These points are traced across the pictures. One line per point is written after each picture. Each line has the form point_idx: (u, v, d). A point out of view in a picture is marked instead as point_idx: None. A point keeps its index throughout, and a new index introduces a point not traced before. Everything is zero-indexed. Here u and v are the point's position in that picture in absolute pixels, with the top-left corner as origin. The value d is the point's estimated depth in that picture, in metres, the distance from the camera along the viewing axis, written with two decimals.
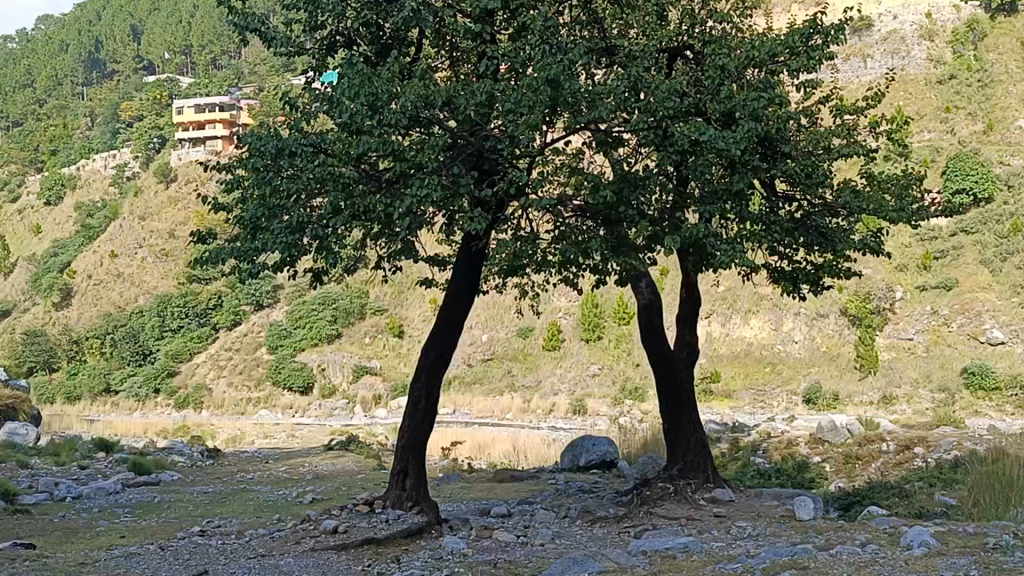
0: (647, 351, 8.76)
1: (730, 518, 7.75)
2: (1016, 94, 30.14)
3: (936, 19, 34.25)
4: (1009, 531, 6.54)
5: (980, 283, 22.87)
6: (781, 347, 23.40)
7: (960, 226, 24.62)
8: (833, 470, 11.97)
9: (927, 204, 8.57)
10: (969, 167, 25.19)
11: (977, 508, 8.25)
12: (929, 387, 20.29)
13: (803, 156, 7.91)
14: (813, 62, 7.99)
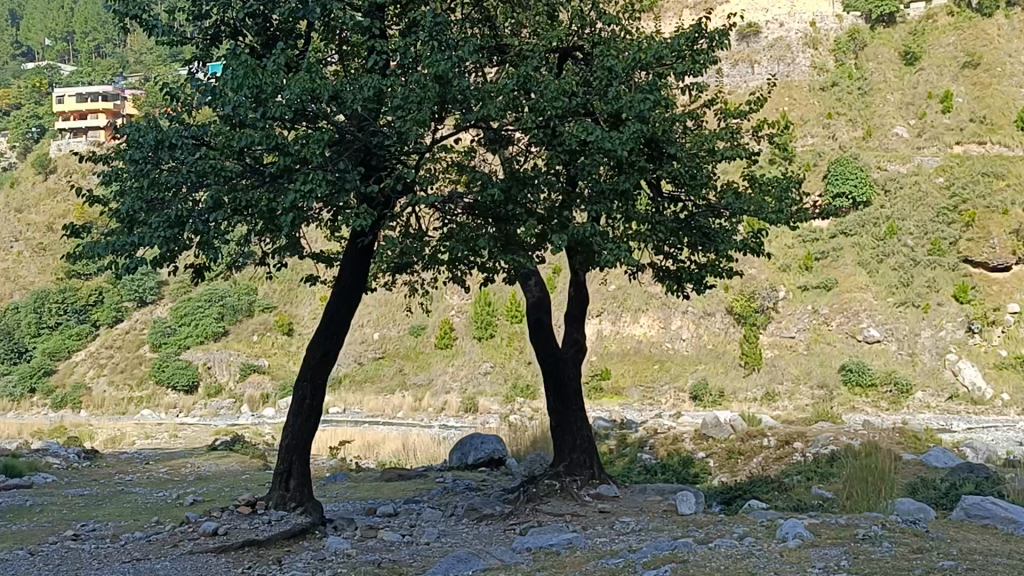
0: (535, 349, 8.82)
1: (614, 514, 7.85)
2: (893, 102, 31.38)
3: (819, 28, 35.48)
4: (879, 522, 6.80)
5: (858, 284, 23.74)
6: (670, 344, 23.79)
7: (840, 228, 25.51)
8: (716, 465, 12.25)
9: (805, 207, 8.82)
10: (849, 172, 26.07)
11: (851, 500, 8.56)
12: (809, 383, 21.03)
13: (688, 157, 8.00)
14: (699, 66, 8.13)
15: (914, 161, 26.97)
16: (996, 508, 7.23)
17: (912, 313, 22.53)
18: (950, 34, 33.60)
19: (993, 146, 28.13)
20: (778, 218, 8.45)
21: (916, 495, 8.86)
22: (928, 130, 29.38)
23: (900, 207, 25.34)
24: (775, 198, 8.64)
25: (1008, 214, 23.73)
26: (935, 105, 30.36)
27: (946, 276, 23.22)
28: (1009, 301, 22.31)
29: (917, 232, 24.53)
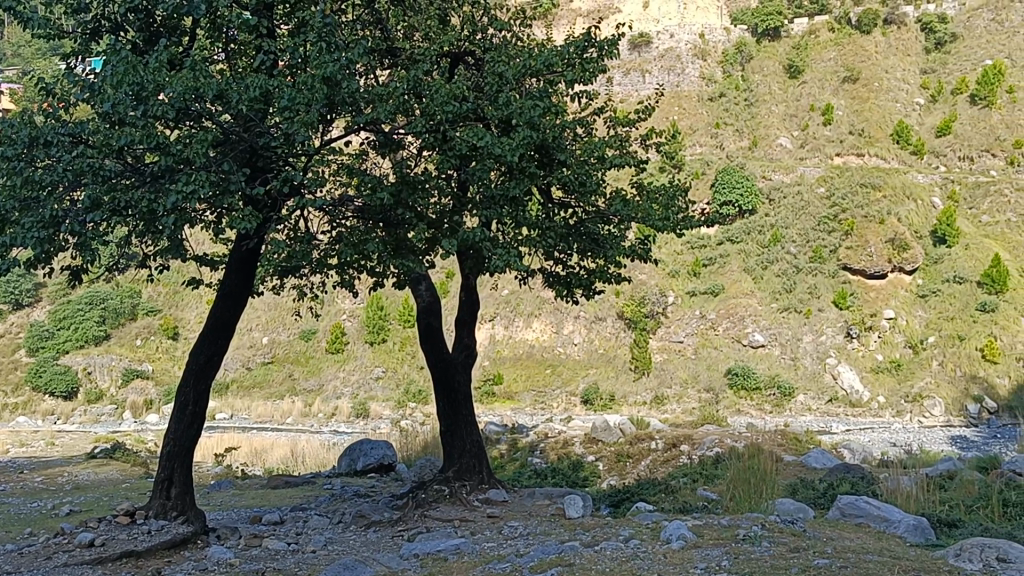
0: (424, 353, 8.78)
1: (503, 518, 7.88)
2: (778, 114, 32.36)
3: (708, 39, 36.37)
4: (759, 522, 6.98)
5: (744, 290, 24.38)
6: (561, 349, 23.96)
7: (726, 236, 26.20)
8: (605, 468, 12.41)
9: (691, 215, 9.01)
10: (735, 181, 26.74)
11: (735, 499, 8.78)
12: (696, 387, 21.50)
13: (578, 164, 8.07)
14: (588, 74, 8.22)
15: (797, 171, 27.83)
16: (868, 506, 7.50)
17: (794, 318, 23.27)
18: (831, 49, 34.89)
19: (870, 158, 29.30)
20: (664, 225, 8.61)
21: (796, 495, 9.13)
22: (810, 141, 30.38)
23: (784, 216, 26.17)
24: (661, 206, 8.79)
25: (884, 223, 24.72)
26: (817, 117, 31.42)
27: (826, 282, 24.05)
28: (885, 307, 23.24)
29: (800, 240, 25.37)
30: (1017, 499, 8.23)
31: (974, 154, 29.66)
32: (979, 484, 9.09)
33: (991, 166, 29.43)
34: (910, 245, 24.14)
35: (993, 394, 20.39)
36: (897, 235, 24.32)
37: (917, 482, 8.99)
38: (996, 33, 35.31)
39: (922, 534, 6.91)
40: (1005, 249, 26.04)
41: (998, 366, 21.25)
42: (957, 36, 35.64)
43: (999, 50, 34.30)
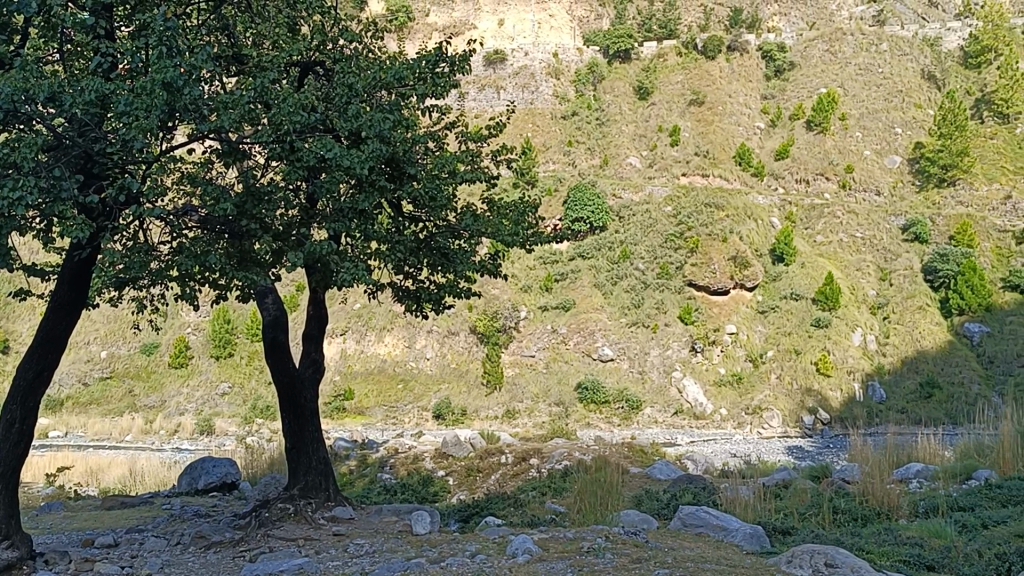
0: (270, 369, 8.56)
1: (349, 536, 7.75)
2: (628, 133, 33.21)
3: (562, 59, 37.19)
4: (602, 534, 7.08)
5: (594, 305, 24.80)
6: (414, 363, 23.79)
7: (578, 251, 26.63)
8: (455, 483, 12.38)
9: (540, 232, 9.13)
10: (587, 198, 27.17)
11: (582, 511, 8.92)
12: (547, 401, 21.75)
13: (429, 178, 8.03)
14: (439, 89, 8.25)
15: (645, 190, 28.60)
16: (708, 516, 7.72)
17: (642, 332, 23.87)
18: (678, 73, 36.15)
19: (714, 179, 30.34)
20: (514, 240, 8.72)
21: (640, 506, 9.31)
22: (658, 161, 31.26)
23: (632, 232, 26.81)
24: (512, 221, 8.86)
25: (726, 241, 25.65)
26: (665, 138, 32.37)
27: (672, 298, 24.77)
28: (727, 322, 24.12)
29: (648, 257, 26.02)
30: (846, 505, 8.62)
31: (810, 177, 31.24)
32: (811, 492, 9.49)
33: (825, 189, 31.08)
34: (750, 262, 25.15)
35: (827, 406, 21.78)
36: (738, 253, 25.29)
37: (755, 492, 9.32)
38: (829, 64, 37.36)
39: (758, 542, 7.15)
40: (837, 268, 27.50)
41: (831, 379, 22.65)
42: (795, 64, 37.41)
43: (832, 79, 36.33)
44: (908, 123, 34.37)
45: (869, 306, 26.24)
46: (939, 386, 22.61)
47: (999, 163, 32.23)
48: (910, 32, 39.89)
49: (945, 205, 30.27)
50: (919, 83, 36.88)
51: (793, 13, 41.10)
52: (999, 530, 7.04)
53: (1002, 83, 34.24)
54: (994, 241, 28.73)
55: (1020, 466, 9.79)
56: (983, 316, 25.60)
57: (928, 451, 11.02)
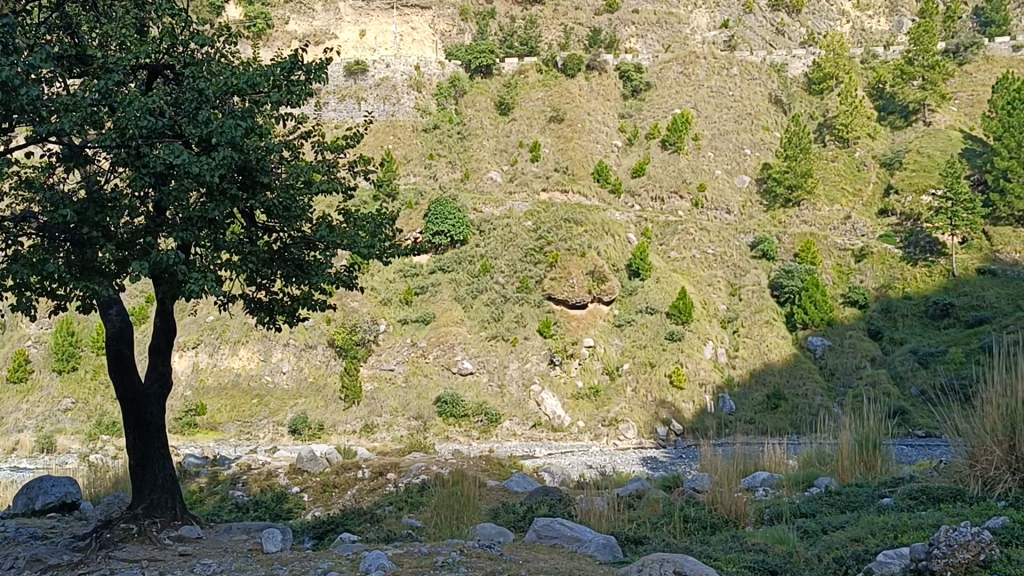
0: (113, 384, 8.21)
1: (195, 557, 7.48)
2: (488, 148, 33.40)
3: (424, 72, 37.02)
4: (457, 548, 7.05)
5: (454, 318, 24.76)
6: (269, 378, 23.16)
7: (438, 265, 26.53)
8: (310, 499, 12.10)
9: (398, 243, 9.04)
10: (447, 212, 27.10)
11: (437, 524, 8.85)
12: (405, 415, 21.60)
13: (283, 187, 7.84)
14: (294, 97, 8.10)
15: (505, 205, 28.83)
16: (562, 528, 7.78)
17: (501, 346, 23.95)
18: (538, 90, 36.70)
19: (573, 195, 30.73)
20: (370, 252, 8.61)
21: (496, 519, 9.32)
22: (519, 176, 31.50)
23: (493, 247, 26.90)
24: (368, 233, 8.74)
25: (585, 256, 26.04)
26: (526, 153, 32.70)
27: (532, 312, 24.96)
28: (585, 336, 24.49)
29: (508, 271, 26.14)
30: (696, 514, 8.84)
31: (664, 196, 32.09)
32: (664, 501, 9.71)
33: (679, 207, 32.00)
34: (608, 277, 25.64)
35: (679, 418, 22.47)
36: (596, 268, 25.73)
37: (609, 503, 9.45)
38: (683, 85, 38.61)
39: (610, 552, 7.24)
40: (690, 283, 28.30)
41: (684, 392, 23.33)
42: (651, 85, 38.53)
43: (687, 101, 37.51)
44: (757, 144, 35.85)
45: (719, 320, 27.12)
46: (785, 397, 23.58)
47: (840, 185, 33.97)
48: (758, 58, 41.81)
49: (790, 224, 31.65)
50: (766, 107, 38.53)
51: (648, 36, 42.44)
52: (837, 535, 7.33)
53: (843, 109, 35.86)
54: (835, 259, 30.27)
55: (858, 474, 10.23)
56: (825, 331, 26.92)
57: (774, 460, 11.42)
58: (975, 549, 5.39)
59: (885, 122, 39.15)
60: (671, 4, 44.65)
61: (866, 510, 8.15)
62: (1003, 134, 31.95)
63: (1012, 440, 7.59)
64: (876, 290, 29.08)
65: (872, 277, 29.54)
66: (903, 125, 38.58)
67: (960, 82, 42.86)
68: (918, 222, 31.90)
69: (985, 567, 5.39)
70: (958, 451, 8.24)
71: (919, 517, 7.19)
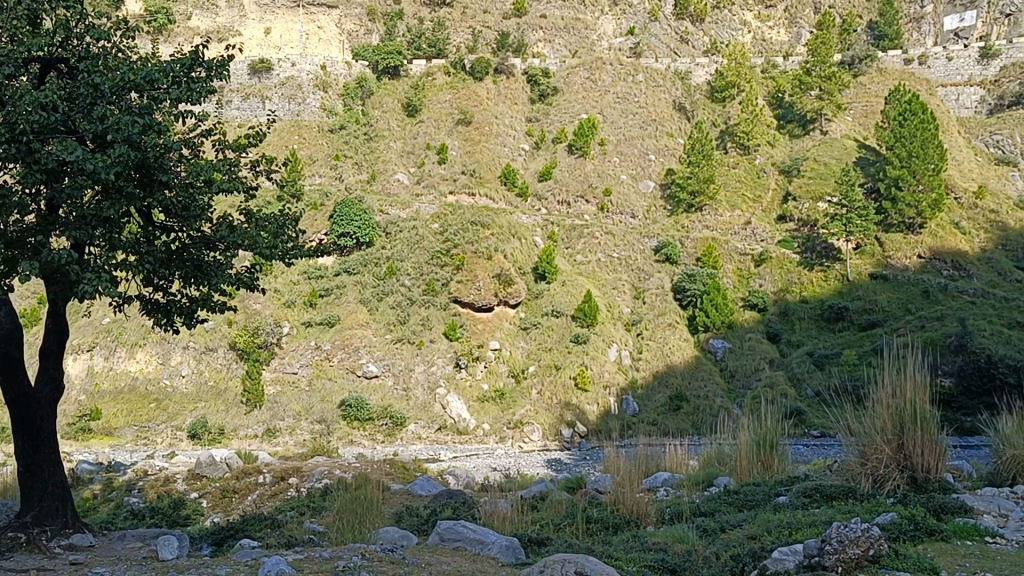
0: (2, 388, 7.91)
1: (87, 565, 7.25)
2: (396, 150, 33.19)
3: (330, 72, 36.61)
4: (359, 552, 6.99)
5: (359, 321, 24.50)
6: (168, 381, 22.54)
7: (343, 267, 26.22)
8: (209, 505, 11.85)
9: (301, 245, 8.91)
10: (353, 213, 26.74)
11: (340, 528, 8.75)
12: (309, 418, 21.33)
13: (182, 186, 7.66)
14: (194, 94, 7.92)
15: (412, 207, 28.73)
16: (466, 531, 7.78)
17: (407, 349, 23.79)
18: (446, 92, 36.80)
19: (480, 198, 30.70)
20: (272, 253, 8.47)
21: (400, 523, 9.25)
22: (426, 178, 31.29)
23: (399, 249, 26.69)
24: (270, 234, 8.59)
25: (491, 259, 26.06)
26: (433, 155, 32.59)
27: (438, 315, 24.87)
28: (491, 339, 24.55)
29: (414, 274, 25.97)
30: (599, 515, 8.93)
31: (571, 200, 32.36)
32: (567, 502, 9.78)
33: (585, 211, 32.30)
34: (514, 280, 25.77)
35: (584, 419, 22.73)
36: (502, 271, 25.81)
37: (513, 504, 9.47)
38: (589, 91, 39.09)
39: (513, 554, 7.26)
40: (596, 286, 28.57)
41: (589, 394, 23.58)
42: (558, 89, 38.94)
43: (593, 106, 37.95)
44: (661, 150, 36.40)
45: (624, 323, 27.46)
46: (688, 399, 24.04)
47: (741, 191, 34.77)
48: (663, 65, 42.59)
49: (693, 228, 32.23)
50: (671, 113, 39.15)
51: (556, 41, 42.92)
52: (735, 533, 7.48)
53: (744, 117, 36.70)
54: (735, 263, 30.98)
55: (756, 474, 10.48)
56: (726, 333, 27.55)
57: (675, 461, 11.61)
58: (864, 545, 5.61)
59: (785, 131, 40.30)
60: (578, 10, 45.18)
61: (763, 509, 8.34)
62: (895, 144, 33.15)
63: (901, 438, 7.89)
64: (775, 294, 29.87)
65: (771, 281, 30.32)
66: (801, 134, 39.76)
67: (855, 93, 44.13)
68: (815, 228, 32.82)
69: (874, 561, 5.64)
70: (851, 450, 8.49)
71: (812, 514, 7.40)
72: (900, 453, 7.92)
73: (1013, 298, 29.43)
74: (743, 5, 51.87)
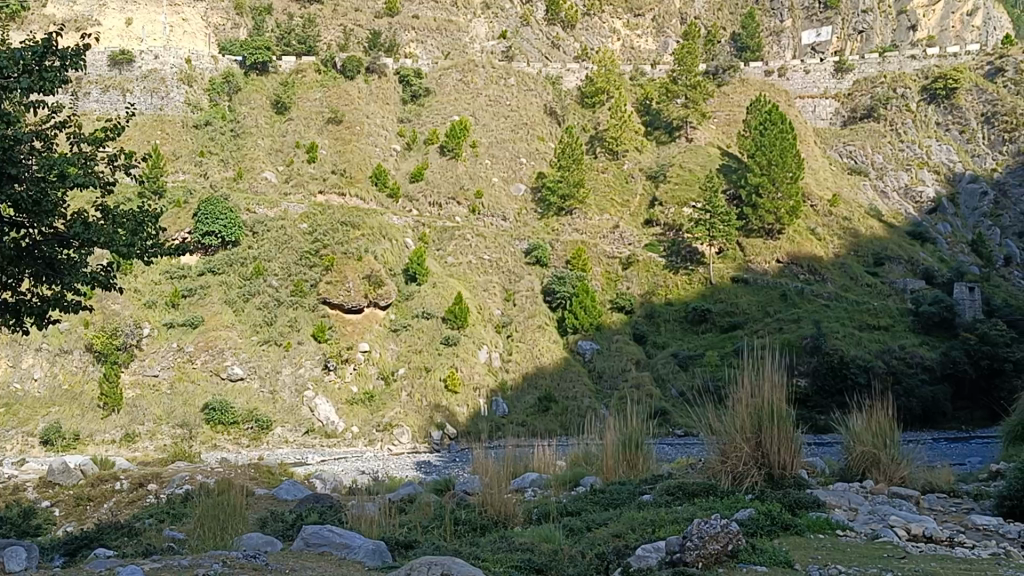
0: None
1: None
2: (263, 148, 32.19)
3: (194, 66, 35.72)
4: (220, 559, 6.79)
5: (223, 322, 23.79)
6: (18, 386, 21.35)
7: (207, 266, 25.43)
8: (62, 515, 11.33)
9: (161, 242, 8.57)
10: (218, 211, 25.98)
11: (201, 533, 8.46)
12: (170, 423, 20.59)
13: (31, 180, 7.28)
14: (45, 84, 7.53)
15: (279, 207, 28.23)
16: (332, 535, 7.64)
17: (274, 351, 23.26)
18: (316, 90, 36.32)
19: (350, 199, 30.40)
20: (130, 251, 8.12)
21: (264, 529, 9.02)
22: (294, 177, 30.66)
23: (266, 249, 26.08)
24: (128, 232, 8.20)
25: (361, 260, 25.77)
26: (302, 154, 32.02)
27: (306, 316, 24.40)
28: (360, 340, 24.30)
29: (281, 274, 25.38)
30: (466, 516, 8.92)
31: (441, 201, 32.31)
32: (434, 505, 9.74)
33: (456, 213, 32.28)
34: (384, 281, 25.62)
35: (454, 421, 22.76)
36: (372, 272, 25.63)
37: (380, 507, 9.36)
38: (461, 93, 39.13)
39: (380, 558, 7.18)
40: (466, 288, 28.54)
41: (458, 396, 23.68)
42: (430, 91, 38.90)
43: (464, 108, 38.00)
44: (532, 154, 36.70)
45: (494, 325, 27.55)
46: (556, 400, 24.38)
47: (609, 196, 35.40)
48: (534, 70, 43.19)
49: (562, 231, 32.66)
50: (541, 117, 39.53)
51: (428, 42, 42.78)
52: (600, 532, 7.59)
53: (613, 123, 37.38)
54: (604, 266, 31.46)
55: (621, 473, 10.64)
56: (594, 335, 28.08)
57: (543, 460, 11.72)
58: (723, 540, 5.78)
59: (652, 137, 41.23)
60: (450, 12, 45.22)
61: (628, 507, 8.48)
62: (756, 152, 34.27)
63: (757, 437, 8.20)
64: (641, 296, 30.55)
65: (638, 284, 30.96)
66: (667, 141, 40.73)
67: (719, 102, 45.31)
68: (679, 232, 33.67)
69: (732, 556, 5.82)
70: (711, 449, 8.71)
71: (675, 511, 7.57)
72: (758, 451, 8.20)
73: (864, 301, 30.93)
74: (612, 13, 53.00)
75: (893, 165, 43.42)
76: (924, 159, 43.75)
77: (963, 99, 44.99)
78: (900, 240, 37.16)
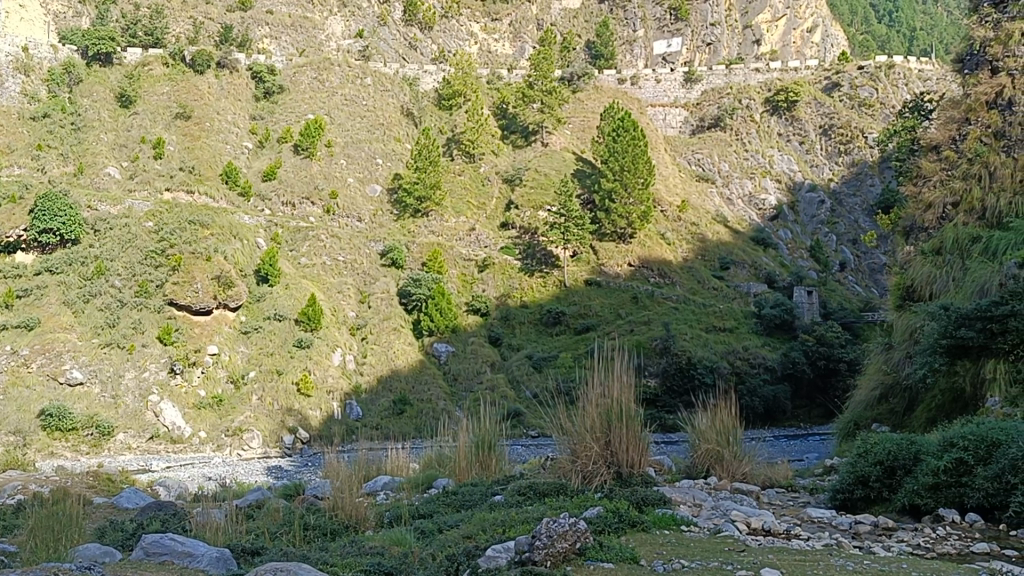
0: None
1: None
2: (106, 142, 31.02)
3: (32, 55, 33.90)
4: (50, 572, 6.39)
5: (62, 324, 22.53)
6: None
7: (44, 265, 24.09)
8: None
9: None
10: (56, 208, 24.39)
11: (33, 545, 7.96)
12: (2, 429, 19.22)
13: None
14: None
15: (124, 204, 27.31)
16: (173, 543, 7.38)
17: (117, 354, 22.24)
18: (164, 84, 35.04)
19: (199, 197, 29.54)
20: None
21: (101, 539, 8.64)
22: (140, 173, 29.46)
23: (108, 248, 25.10)
24: None
25: (210, 261, 25.06)
26: (147, 150, 30.84)
27: (150, 318, 23.55)
28: (208, 343, 23.60)
29: (125, 274, 24.45)
30: (316, 521, 8.78)
31: (295, 201, 31.86)
32: (284, 510, 9.57)
33: (310, 213, 31.85)
34: (234, 283, 24.99)
35: (306, 425, 22.43)
36: (222, 273, 24.91)
37: (227, 514, 9.10)
38: (316, 91, 38.51)
39: (224, 565, 6.97)
40: (320, 290, 28.02)
41: (311, 399, 23.35)
42: (284, 88, 38.06)
43: (320, 107, 37.44)
44: (388, 155, 36.55)
45: (348, 327, 27.18)
46: (410, 403, 24.34)
47: (466, 198, 35.61)
48: (391, 70, 42.95)
49: (419, 233, 32.56)
50: (398, 118, 39.38)
51: (282, 38, 42.18)
52: (451, 533, 7.59)
53: (470, 125, 37.52)
54: (460, 268, 31.47)
55: (474, 474, 10.68)
56: (449, 337, 28.17)
57: (396, 464, 11.64)
58: (571, 538, 5.85)
59: (508, 141, 41.62)
60: (305, 8, 44.56)
61: (479, 508, 8.51)
62: (609, 158, 34.96)
63: (607, 436, 8.39)
64: (496, 299, 30.83)
65: (494, 286, 31.24)
66: (523, 145, 41.21)
67: (574, 107, 46.05)
68: (535, 236, 34.09)
69: (580, 553, 5.91)
70: (562, 447, 8.84)
71: (526, 511, 7.63)
72: (607, 450, 8.37)
73: (710, 304, 32.01)
74: (470, 17, 53.54)
75: (738, 172, 44.95)
76: (767, 168, 45.51)
77: (802, 112, 47.11)
78: (745, 245, 38.62)
